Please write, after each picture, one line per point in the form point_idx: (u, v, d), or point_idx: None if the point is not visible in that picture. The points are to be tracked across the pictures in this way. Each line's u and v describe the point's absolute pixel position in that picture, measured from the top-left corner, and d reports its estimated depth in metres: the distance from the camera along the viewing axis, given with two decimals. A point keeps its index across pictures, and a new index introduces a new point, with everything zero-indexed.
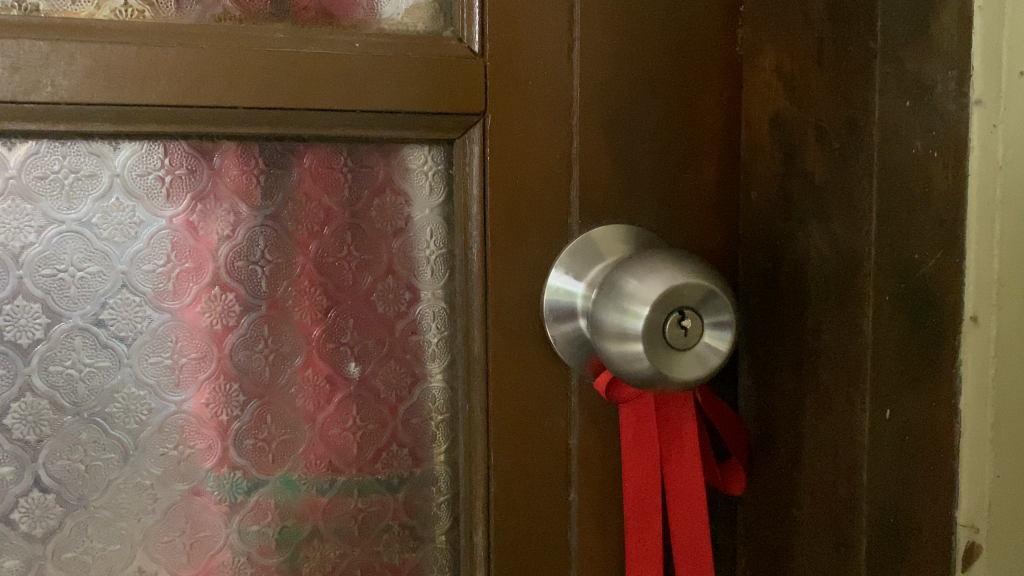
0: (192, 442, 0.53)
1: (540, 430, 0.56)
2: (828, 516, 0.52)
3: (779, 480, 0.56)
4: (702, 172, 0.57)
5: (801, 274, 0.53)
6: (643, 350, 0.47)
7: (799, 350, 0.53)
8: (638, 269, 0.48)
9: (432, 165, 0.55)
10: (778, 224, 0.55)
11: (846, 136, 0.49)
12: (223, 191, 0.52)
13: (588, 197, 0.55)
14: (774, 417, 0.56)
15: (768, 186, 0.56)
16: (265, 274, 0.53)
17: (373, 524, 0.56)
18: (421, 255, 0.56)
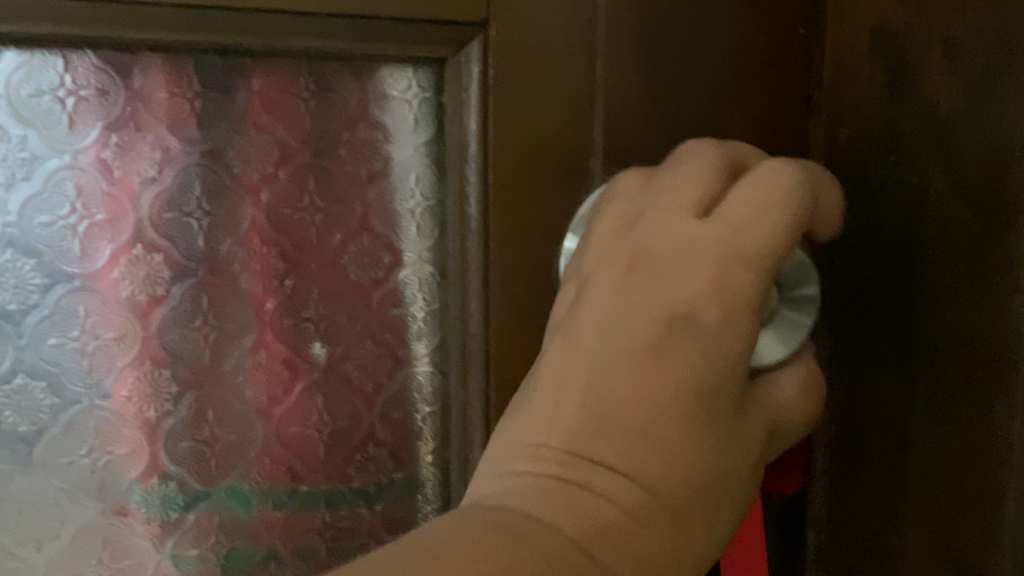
0: (112, 447, 0.41)
1: None
2: (943, 559, 0.37)
3: (870, 501, 0.41)
4: (753, 105, 0.45)
5: (915, 233, 0.38)
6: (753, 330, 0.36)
7: (909, 338, 0.38)
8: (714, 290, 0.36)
9: (418, 92, 0.43)
10: (878, 168, 0.40)
11: (988, 35, 0.33)
12: (144, 119, 0.39)
13: (616, 131, 0.43)
14: (866, 421, 0.42)
15: (864, 120, 0.41)
16: (203, 229, 0.41)
17: (344, 544, 0.45)
18: (404, 207, 0.44)
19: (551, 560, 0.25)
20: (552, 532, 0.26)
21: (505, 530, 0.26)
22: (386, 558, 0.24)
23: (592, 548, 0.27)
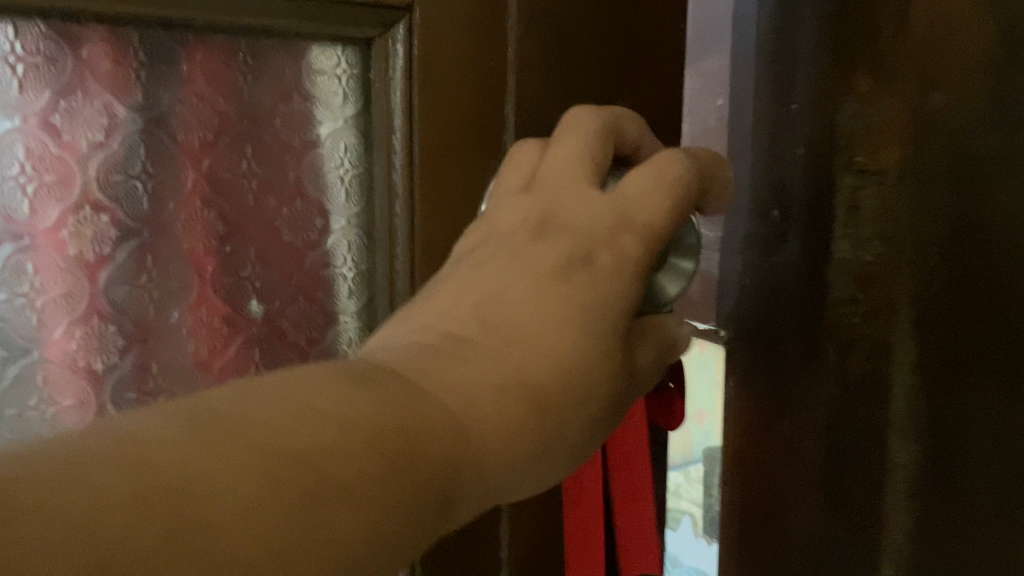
0: (59, 399, 0.43)
1: None
2: (960, 460, 0.51)
3: (947, 421, 0.52)
4: (640, 89, 0.52)
5: (993, 212, 0.48)
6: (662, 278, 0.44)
7: (992, 298, 0.48)
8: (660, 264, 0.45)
9: (346, 68, 0.47)
10: (965, 149, 0.49)
11: None
12: (91, 85, 0.42)
13: (525, 110, 0.49)
14: (953, 358, 0.51)
15: (940, 103, 0.50)
16: (148, 192, 0.44)
17: None
18: (332, 175, 0.48)
19: (417, 427, 0.26)
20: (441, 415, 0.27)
21: (371, 384, 0.26)
22: (261, 405, 0.23)
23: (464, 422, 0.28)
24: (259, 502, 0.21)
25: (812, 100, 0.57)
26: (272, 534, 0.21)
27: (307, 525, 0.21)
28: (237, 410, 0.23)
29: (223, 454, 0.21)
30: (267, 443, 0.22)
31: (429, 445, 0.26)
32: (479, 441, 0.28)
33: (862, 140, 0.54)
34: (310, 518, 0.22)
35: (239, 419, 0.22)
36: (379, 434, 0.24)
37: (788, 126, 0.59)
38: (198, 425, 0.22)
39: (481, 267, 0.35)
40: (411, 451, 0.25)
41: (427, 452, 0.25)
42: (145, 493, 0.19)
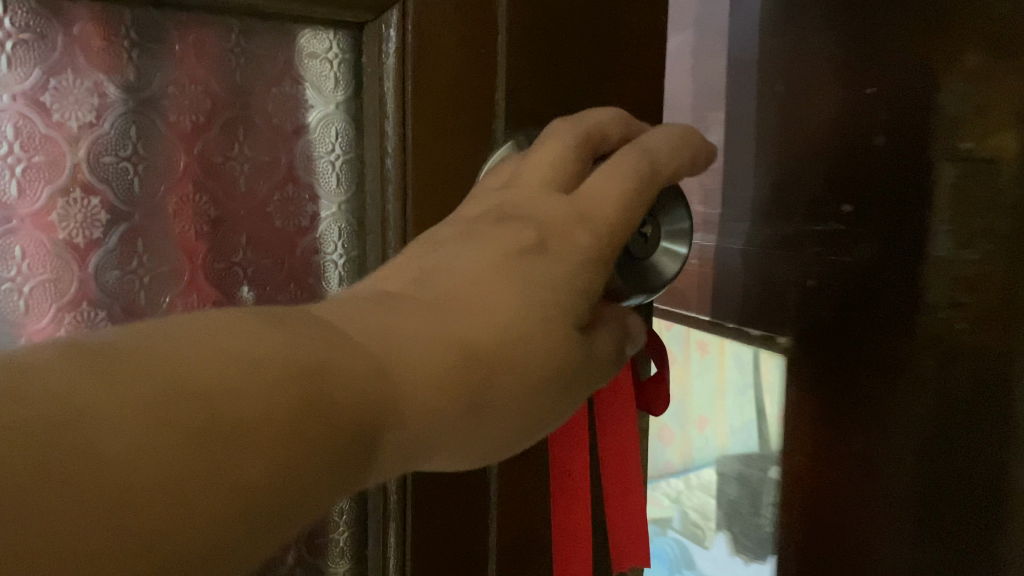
0: None
1: None
2: None
3: None
4: (625, 81, 0.52)
5: None
6: (650, 261, 0.50)
7: None
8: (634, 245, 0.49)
9: (337, 53, 0.47)
10: None
11: None
12: (81, 63, 0.41)
13: (517, 101, 0.47)
14: None
15: None
16: (140, 174, 0.43)
17: None
18: (322, 160, 0.48)
19: (344, 380, 0.24)
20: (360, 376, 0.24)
21: (288, 325, 0.25)
22: (177, 351, 0.21)
23: (398, 382, 0.26)
24: (142, 433, 0.19)
25: (896, 91, 0.59)
26: (160, 535, 0.19)
27: (199, 468, 0.20)
28: (133, 343, 0.22)
29: (105, 384, 0.20)
30: (162, 377, 0.20)
31: (345, 401, 0.24)
32: (397, 403, 0.26)
33: (973, 119, 0.56)
34: (206, 454, 0.20)
35: (160, 370, 0.21)
36: (300, 396, 0.22)
37: (868, 111, 0.60)
38: (88, 357, 0.20)
39: (425, 251, 0.33)
40: (326, 395, 0.23)
41: (344, 405, 0.24)
42: (42, 457, 0.18)
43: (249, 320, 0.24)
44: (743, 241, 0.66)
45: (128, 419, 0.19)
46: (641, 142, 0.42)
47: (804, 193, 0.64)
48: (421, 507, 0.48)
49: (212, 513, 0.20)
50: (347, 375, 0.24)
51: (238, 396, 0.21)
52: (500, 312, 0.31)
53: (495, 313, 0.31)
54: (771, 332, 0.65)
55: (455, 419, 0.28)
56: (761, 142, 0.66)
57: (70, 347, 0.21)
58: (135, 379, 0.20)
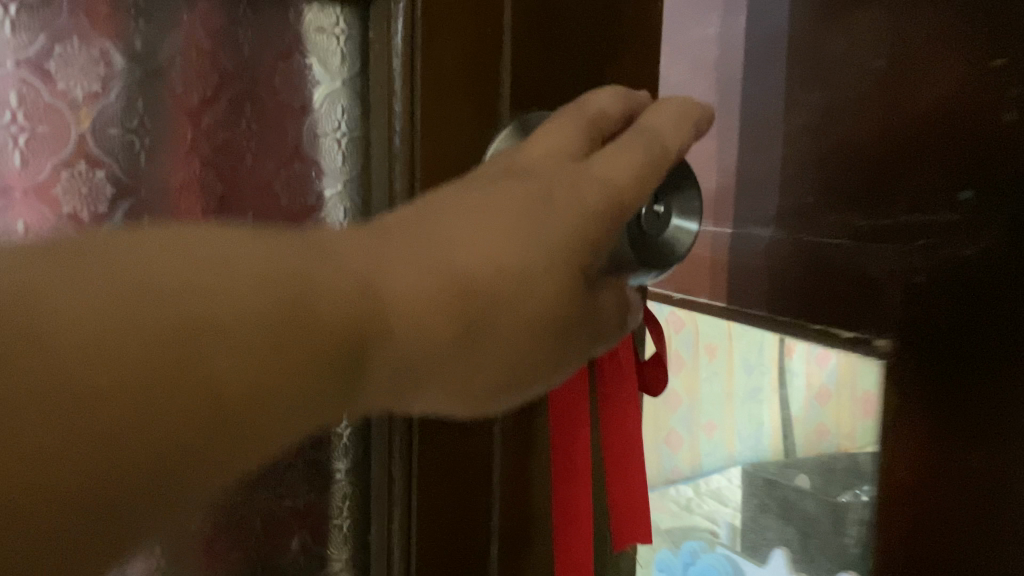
0: None
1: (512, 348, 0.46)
2: None
3: None
4: (630, 65, 0.51)
5: None
6: (666, 236, 0.49)
7: None
8: (649, 219, 0.48)
9: (344, 28, 0.46)
10: None
11: None
12: (87, 28, 0.40)
13: (524, 78, 0.45)
14: None
15: None
16: (145, 147, 0.42)
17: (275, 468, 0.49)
18: (326, 138, 0.47)
19: (326, 295, 0.23)
20: (359, 315, 0.24)
21: (281, 239, 0.24)
22: (159, 252, 0.22)
23: (388, 308, 0.25)
24: (102, 322, 0.20)
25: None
26: (116, 459, 0.20)
27: (156, 365, 0.20)
28: (125, 239, 0.22)
29: (79, 272, 0.20)
30: (136, 271, 0.21)
31: (325, 319, 0.23)
32: (384, 325, 0.25)
33: None
34: (163, 350, 0.20)
35: (141, 279, 0.21)
36: (271, 305, 0.22)
37: (989, 97, 0.59)
38: (72, 250, 0.21)
39: (454, 189, 0.30)
40: (301, 303, 0.23)
41: (319, 320, 0.23)
42: (4, 328, 0.19)
43: (241, 231, 0.24)
44: (807, 231, 0.65)
45: (91, 307, 0.20)
46: (645, 127, 0.44)
47: (905, 172, 0.62)
48: (424, 496, 0.47)
49: (171, 411, 0.21)
50: (328, 287, 0.24)
51: (203, 293, 0.21)
52: (526, 245, 0.29)
53: (522, 245, 0.29)
54: (867, 335, 0.64)
55: (452, 362, 0.27)
56: (847, 124, 0.64)
57: (61, 238, 0.22)
58: (112, 270, 0.21)
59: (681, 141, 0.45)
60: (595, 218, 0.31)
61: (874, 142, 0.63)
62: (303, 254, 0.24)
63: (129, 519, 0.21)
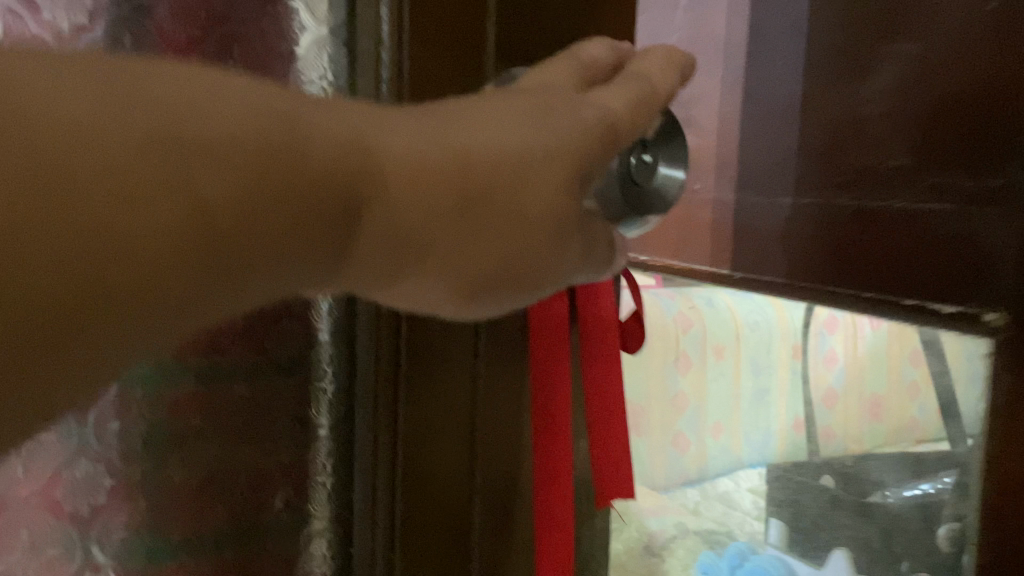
0: None
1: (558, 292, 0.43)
2: None
3: None
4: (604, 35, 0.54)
5: None
6: (652, 186, 0.50)
7: None
8: (639, 168, 0.49)
9: None
10: None
11: None
12: None
13: (504, 35, 0.49)
14: None
15: None
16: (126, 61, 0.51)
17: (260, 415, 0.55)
18: (308, 74, 0.53)
19: (322, 147, 0.28)
20: (347, 169, 0.29)
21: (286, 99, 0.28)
22: (171, 91, 0.26)
23: (385, 177, 0.30)
24: (115, 151, 0.24)
25: None
26: (136, 273, 0.25)
27: (166, 192, 0.25)
28: (146, 74, 0.26)
29: (99, 101, 0.24)
30: (149, 107, 0.25)
31: (319, 174, 0.28)
32: (377, 188, 0.30)
33: None
34: (167, 182, 0.25)
35: (153, 110, 0.25)
36: (268, 154, 0.27)
37: None
38: (98, 80, 0.25)
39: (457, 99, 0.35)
40: (295, 151, 0.27)
41: (311, 175, 0.28)
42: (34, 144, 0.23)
43: (245, 81, 0.28)
44: (913, 151, 0.61)
45: (108, 142, 0.24)
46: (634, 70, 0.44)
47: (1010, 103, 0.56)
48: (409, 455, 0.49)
49: (177, 235, 0.25)
50: (322, 140, 0.28)
51: (204, 130, 0.26)
52: (505, 138, 0.33)
53: (499, 132, 0.33)
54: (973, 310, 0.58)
55: (427, 245, 0.32)
56: (939, 74, 0.60)
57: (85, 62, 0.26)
58: (130, 104, 0.25)
59: (667, 91, 0.45)
60: (567, 136, 0.35)
61: (976, 75, 0.58)
62: (301, 112, 0.28)
63: (132, 324, 0.25)
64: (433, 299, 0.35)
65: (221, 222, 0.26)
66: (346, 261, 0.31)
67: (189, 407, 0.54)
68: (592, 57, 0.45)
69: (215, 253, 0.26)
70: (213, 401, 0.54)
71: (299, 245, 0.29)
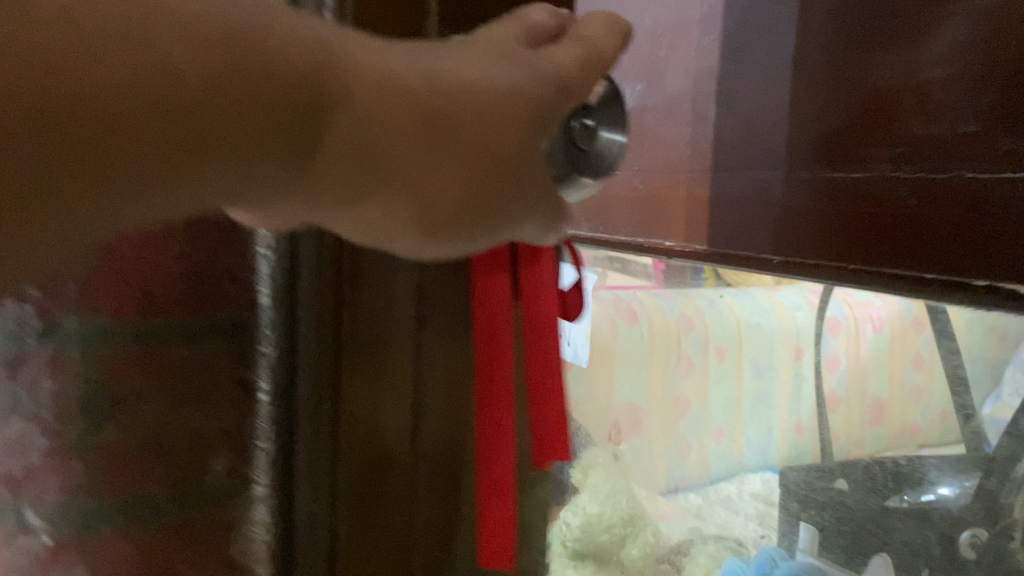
0: None
1: (507, 205, 0.49)
2: None
3: None
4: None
5: None
6: (597, 143, 0.67)
7: None
8: (585, 130, 0.65)
9: None
10: None
11: None
12: None
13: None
14: None
15: None
16: None
17: (171, 363, 0.85)
18: None
19: (291, 57, 0.38)
20: (310, 71, 0.39)
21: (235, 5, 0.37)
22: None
23: (326, 77, 0.40)
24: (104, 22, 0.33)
25: None
26: (106, 108, 0.33)
27: (134, 49, 0.33)
28: None
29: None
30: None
31: (283, 69, 0.38)
32: (342, 91, 0.41)
33: None
34: (132, 45, 0.33)
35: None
36: (231, 48, 0.36)
37: None
38: None
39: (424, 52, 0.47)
40: (244, 45, 0.36)
41: (276, 72, 0.37)
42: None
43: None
44: (976, 125, 0.62)
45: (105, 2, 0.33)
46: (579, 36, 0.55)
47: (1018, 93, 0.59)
48: None
49: (128, 84, 0.33)
50: (286, 47, 0.38)
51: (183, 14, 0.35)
52: (462, 89, 0.45)
53: (476, 81, 0.46)
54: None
55: (383, 161, 0.43)
56: (996, 45, 0.61)
57: None
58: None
59: (614, 52, 0.57)
60: (514, 108, 0.47)
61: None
62: (266, 16, 0.38)
63: (104, 143, 0.34)
64: (393, 233, 0.48)
65: (201, 96, 0.35)
66: (310, 167, 0.41)
67: (127, 361, 0.82)
68: (538, 22, 0.55)
69: (159, 108, 0.34)
70: (145, 359, 0.83)
71: (278, 136, 0.39)
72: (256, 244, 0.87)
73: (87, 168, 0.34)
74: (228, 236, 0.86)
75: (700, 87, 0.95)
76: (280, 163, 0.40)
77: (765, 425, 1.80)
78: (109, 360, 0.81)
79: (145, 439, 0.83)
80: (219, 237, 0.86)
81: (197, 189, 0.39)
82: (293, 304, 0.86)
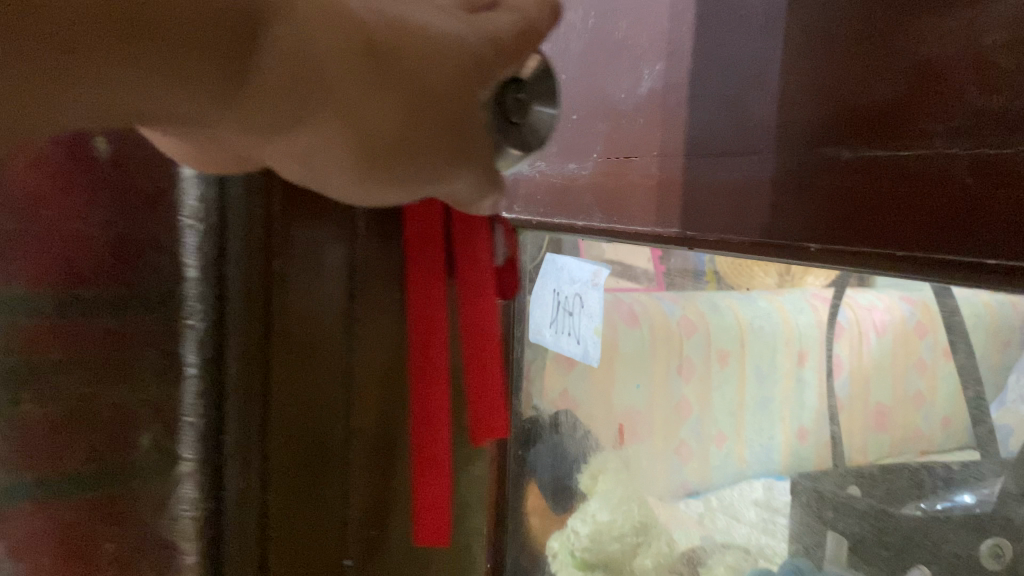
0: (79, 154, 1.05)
1: (454, 137, 0.56)
2: None
3: None
4: None
5: None
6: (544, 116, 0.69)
7: None
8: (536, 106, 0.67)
9: None
10: None
11: None
12: None
13: None
14: None
15: None
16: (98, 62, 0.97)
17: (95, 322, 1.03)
18: None
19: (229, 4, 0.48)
20: (247, 20, 0.49)
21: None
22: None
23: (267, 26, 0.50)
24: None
25: None
26: (70, 53, 0.44)
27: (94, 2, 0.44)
28: None
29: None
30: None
31: (223, 17, 0.48)
32: (271, 32, 0.50)
33: None
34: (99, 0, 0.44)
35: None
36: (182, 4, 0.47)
37: None
38: None
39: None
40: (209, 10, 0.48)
41: (218, 20, 0.48)
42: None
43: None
44: (971, 105, 0.75)
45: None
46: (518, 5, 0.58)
47: (1001, 102, 0.72)
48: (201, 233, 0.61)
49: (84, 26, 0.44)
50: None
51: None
52: (404, 29, 0.53)
53: (411, 32, 0.53)
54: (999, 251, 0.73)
55: (310, 84, 0.51)
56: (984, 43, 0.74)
57: None
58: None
59: (544, 19, 0.59)
60: (451, 66, 0.54)
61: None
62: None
63: (41, 93, 0.45)
64: (330, 170, 0.55)
65: (127, 11, 0.45)
66: (237, 102, 0.51)
67: (42, 329, 0.99)
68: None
69: (109, 44, 0.45)
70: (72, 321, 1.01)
71: (210, 51, 0.49)
72: (177, 209, 1.08)
73: (110, 107, 0.48)
74: (154, 200, 1.07)
75: (674, 87, 1.12)
76: (215, 106, 0.51)
77: (764, 431, 1.83)
78: (23, 331, 0.98)
79: (72, 402, 1.03)
80: (146, 182, 1.06)
81: (142, 103, 0.49)
82: (222, 270, 1.10)
